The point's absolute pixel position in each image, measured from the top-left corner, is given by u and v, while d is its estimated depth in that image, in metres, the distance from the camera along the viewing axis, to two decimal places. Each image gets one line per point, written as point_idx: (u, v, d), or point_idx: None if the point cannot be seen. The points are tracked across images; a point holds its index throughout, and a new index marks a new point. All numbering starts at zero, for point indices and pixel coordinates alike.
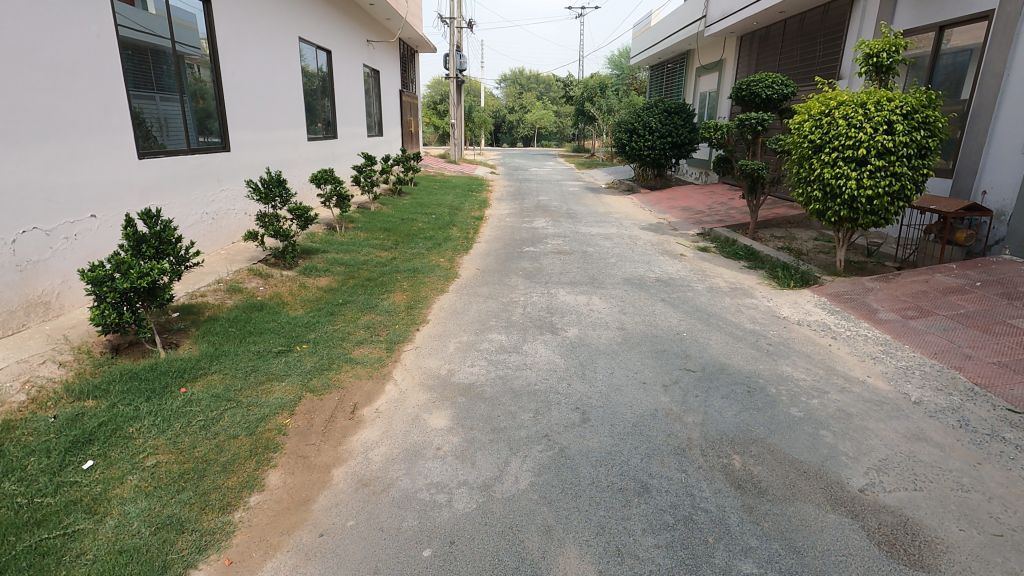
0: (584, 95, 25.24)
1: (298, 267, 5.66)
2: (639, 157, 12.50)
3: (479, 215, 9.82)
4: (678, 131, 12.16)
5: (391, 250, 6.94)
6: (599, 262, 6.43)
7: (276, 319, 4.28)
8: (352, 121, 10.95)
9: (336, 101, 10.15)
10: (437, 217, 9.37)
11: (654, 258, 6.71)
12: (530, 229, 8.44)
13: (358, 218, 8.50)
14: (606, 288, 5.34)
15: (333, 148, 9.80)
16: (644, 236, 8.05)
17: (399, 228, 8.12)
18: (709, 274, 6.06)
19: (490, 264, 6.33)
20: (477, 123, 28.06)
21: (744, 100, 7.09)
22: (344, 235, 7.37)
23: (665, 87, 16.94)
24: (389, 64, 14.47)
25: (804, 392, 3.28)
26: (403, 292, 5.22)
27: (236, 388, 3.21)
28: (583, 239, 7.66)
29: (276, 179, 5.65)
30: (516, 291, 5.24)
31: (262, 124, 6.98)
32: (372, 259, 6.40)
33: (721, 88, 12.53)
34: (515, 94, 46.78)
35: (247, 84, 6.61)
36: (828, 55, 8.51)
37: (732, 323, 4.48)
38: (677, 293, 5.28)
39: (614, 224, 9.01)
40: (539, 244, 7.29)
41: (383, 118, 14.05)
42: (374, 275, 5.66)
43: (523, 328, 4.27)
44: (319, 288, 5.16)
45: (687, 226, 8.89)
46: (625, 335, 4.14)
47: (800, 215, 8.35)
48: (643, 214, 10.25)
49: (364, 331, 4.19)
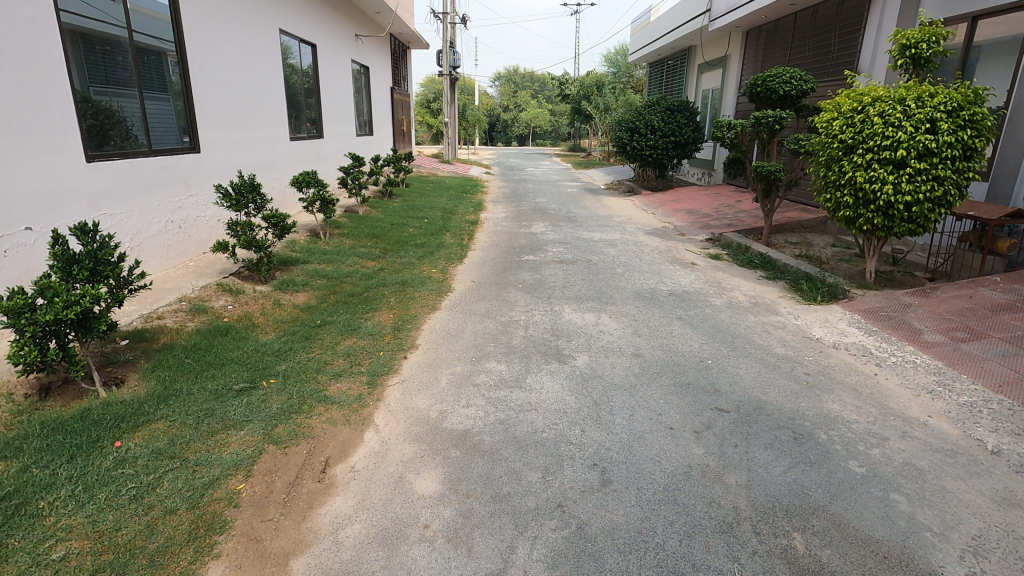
0: (580, 93, 24.70)
1: (273, 281, 5.12)
2: (640, 157, 11.99)
3: (474, 219, 9.28)
4: (681, 130, 11.66)
5: (379, 259, 6.39)
6: (606, 272, 5.92)
7: (241, 346, 3.73)
8: (339, 120, 10.37)
9: (322, 99, 9.58)
10: (429, 221, 8.82)
11: (663, 268, 6.21)
12: (529, 235, 7.91)
13: (345, 223, 7.95)
14: (615, 304, 4.83)
15: (319, 148, 9.24)
16: (650, 242, 7.54)
17: (388, 234, 7.57)
18: (725, 286, 5.55)
19: (486, 275, 5.80)
20: (471, 122, 27.49)
21: (759, 97, 6.60)
22: (328, 243, 6.82)
23: (665, 84, 16.44)
24: (379, 60, 13.88)
25: (860, 440, 2.77)
26: (391, 309, 4.69)
27: (184, 440, 2.66)
28: (586, 246, 7.14)
29: (250, 183, 5.10)
30: (517, 309, 4.71)
31: (237, 123, 6.41)
32: (357, 270, 5.85)
33: (726, 85, 12.05)
34: (509, 93, 46.19)
35: (219, 79, 6.05)
36: (844, 49, 8.02)
37: (761, 347, 3.98)
38: (694, 309, 4.77)
39: (617, 229, 8.49)
40: (540, 252, 6.76)
41: (373, 116, 13.46)
42: (358, 290, 5.12)
43: (525, 355, 3.74)
44: (296, 306, 4.61)
45: (695, 231, 8.39)
46: (642, 363, 3.63)
47: (815, 219, 7.88)
48: (646, 217, 9.75)
49: (343, 361, 3.65)
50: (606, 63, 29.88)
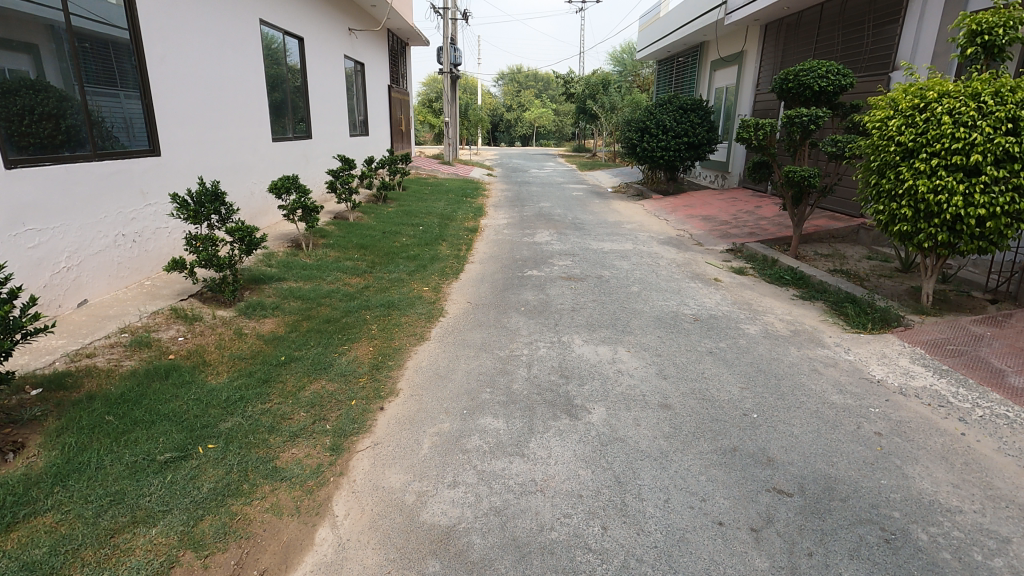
0: (585, 92, 23.98)
1: (239, 304, 4.46)
2: (650, 159, 11.30)
3: (473, 226, 8.60)
4: (695, 130, 10.95)
5: (365, 274, 5.71)
6: (621, 291, 5.24)
7: (182, 394, 3.06)
8: (330, 119, 9.71)
9: (312, 97, 8.92)
10: (424, 229, 8.15)
11: (684, 285, 5.53)
12: (533, 245, 7.22)
13: (332, 232, 7.29)
14: (634, 333, 4.15)
15: (307, 150, 8.58)
16: (666, 254, 6.85)
17: (378, 245, 6.90)
18: (757, 308, 4.86)
19: (484, 295, 5.12)
20: (473, 122, 26.80)
21: (791, 93, 5.92)
22: (310, 256, 6.16)
23: (675, 82, 15.72)
24: (376, 56, 13.22)
25: (975, 545, 2.08)
26: (372, 340, 4.01)
27: (71, 546, 1.99)
28: (597, 259, 6.46)
29: (212, 191, 4.44)
30: (518, 340, 4.03)
31: (206, 123, 5.74)
32: (339, 288, 5.19)
33: (742, 83, 11.35)
34: (512, 92, 45.47)
35: (186, 73, 5.39)
36: (879, 42, 7.31)
37: (813, 393, 3.29)
38: (727, 340, 4.08)
39: (628, 237, 7.80)
40: (545, 265, 6.10)
41: (369, 116, 12.79)
42: (335, 315, 4.44)
43: (529, 406, 3.06)
44: (260, 336, 3.94)
45: (713, 240, 7.69)
46: (672, 418, 2.94)
47: (846, 229, 7.18)
48: (659, 224, 9.05)
49: (306, 414, 2.98)
50: (612, 62, 29.13)
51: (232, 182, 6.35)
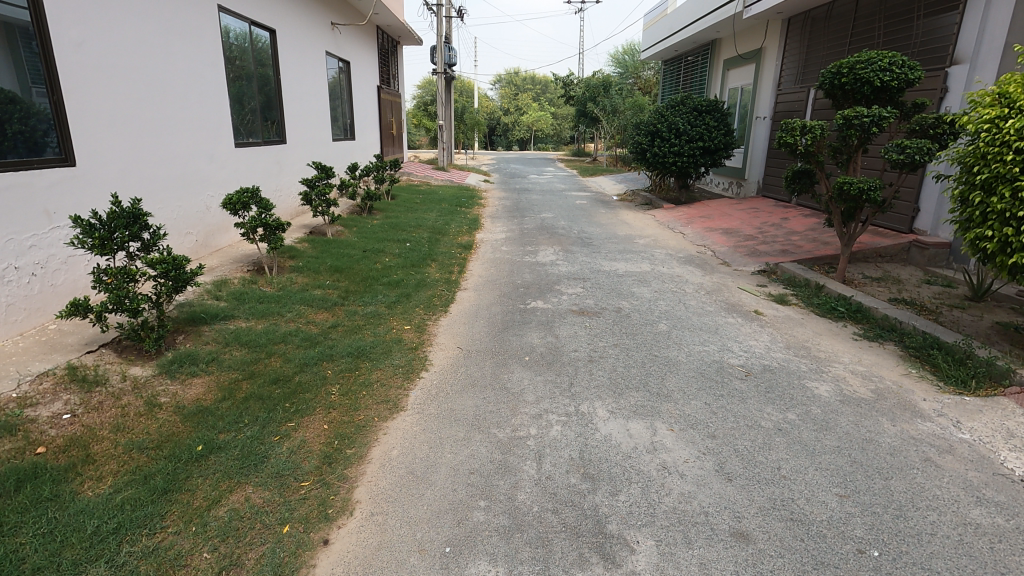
0: (586, 95, 23.10)
1: (164, 357, 3.47)
2: (662, 165, 10.35)
3: (467, 243, 7.63)
4: (711, 133, 10.01)
5: (335, 307, 4.73)
6: (646, 330, 4.29)
7: (29, 522, 2.07)
8: (308, 122, 8.73)
9: (286, 97, 7.96)
10: (411, 246, 7.17)
11: (721, 322, 4.57)
12: (535, 266, 6.25)
13: (303, 252, 6.32)
14: (673, 397, 3.19)
15: (279, 157, 7.61)
16: (691, 278, 5.90)
17: (355, 267, 5.93)
18: (819, 356, 3.90)
19: (478, 337, 4.14)
20: (469, 125, 25.82)
21: (845, 90, 4.98)
22: (272, 283, 5.18)
23: (683, 82, 14.82)
24: (363, 54, 12.28)
25: None
26: (329, 411, 3.03)
27: None
28: (612, 284, 5.51)
29: (130, 212, 3.46)
30: (522, 408, 3.05)
31: (142, 127, 4.76)
32: (298, 328, 4.21)
33: (762, 82, 10.43)
34: (510, 96, 44.58)
35: (116, 64, 4.42)
36: (932, 33, 6.39)
37: (942, 505, 2.32)
38: (796, 408, 3.12)
39: (644, 256, 6.84)
40: (552, 294, 5.14)
41: (355, 118, 11.82)
42: (287, 371, 3.45)
43: (541, 539, 2.09)
44: (179, 409, 2.95)
45: (741, 260, 6.74)
46: (757, 564, 1.97)
47: (895, 246, 6.23)
48: (676, 239, 8.11)
49: (210, 557, 1.99)
50: (612, 63, 28.24)
51: (180, 196, 5.37)
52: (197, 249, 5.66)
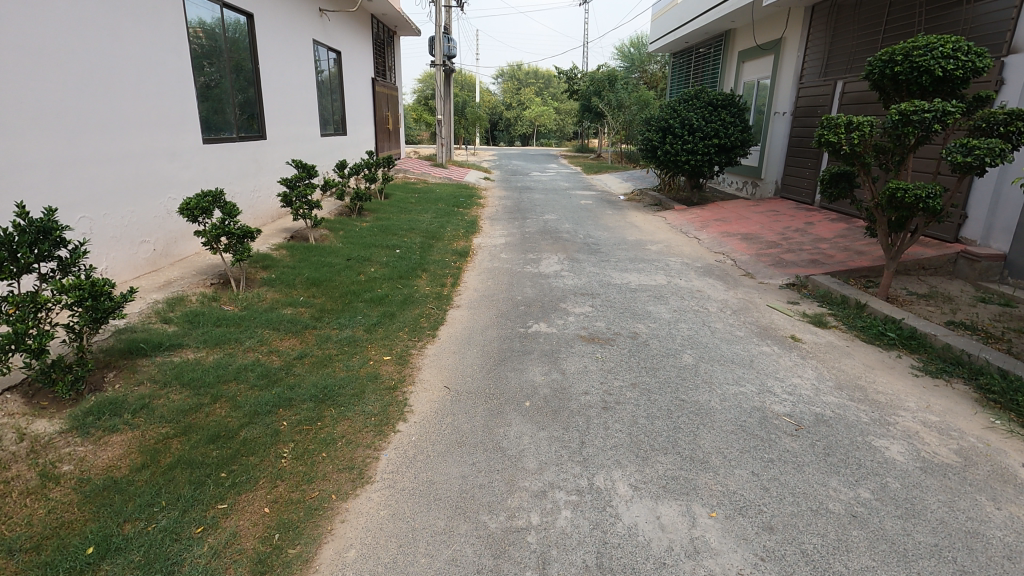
0: (591, 89, 22.40)
1: (81, 406, 2.82)
2: (673, 163, 9.67)
3: (463, 249, 6.97)
4: (727, 129, 9.31)
5: (305, 331, 4.08)
6: (669, 364, 3.63)
7: None
8: (291, 115, 8.06)
9: (266, 89, 7.29)
10: (401, 254, 6.51)
11: (756, 352, 3.91)
12: (538, 279, 5.59)
13: (279, 262, 5.66)
14: (710, 465, 2.53)
15: (256, 154, 6.94)
16: (713, 293, 5.23)
17: (336, 280, 5.28)
18: (879, 401, 3.24)
19: (470, 372, 3.49)
20: (470, 120, 25.10)
21: (898, 82, 4.29)
22: (237, 301, 4.52)
23: (694, 75, 14.12)
24: (355, 45, 11.60)
25: None
26: (275, 485, 2.37)
27: None
28: (627, 303, 4.85)
29: (39, 226, 2.81)
30: (521, 482, 2.40)
31: (79, 121, 4.12)
32: (257, 360, 3.56)
33: (782, 75, 9.76)
34: (512, 90, 43.79)
35: (40, 46, 3.76)
36: (983, 20, 5.71)
37: None
38: (868, 481, 2.46)
39: (659, 266, 6.17)
40: (558, 315, 4.48)
41: (347, 112, 11.13)
42: (231, 424, 2.80)
43: None
44: (79, 485, 2.30)
45: (767, 271, 6.07)
46: None
47: (940, 258, 5.57)
48: (691, 246, 7.44)
49: None
50: (618, 56, 27.43)
51: (133, 200, 4.72)
52: (156, 259, 5.01)
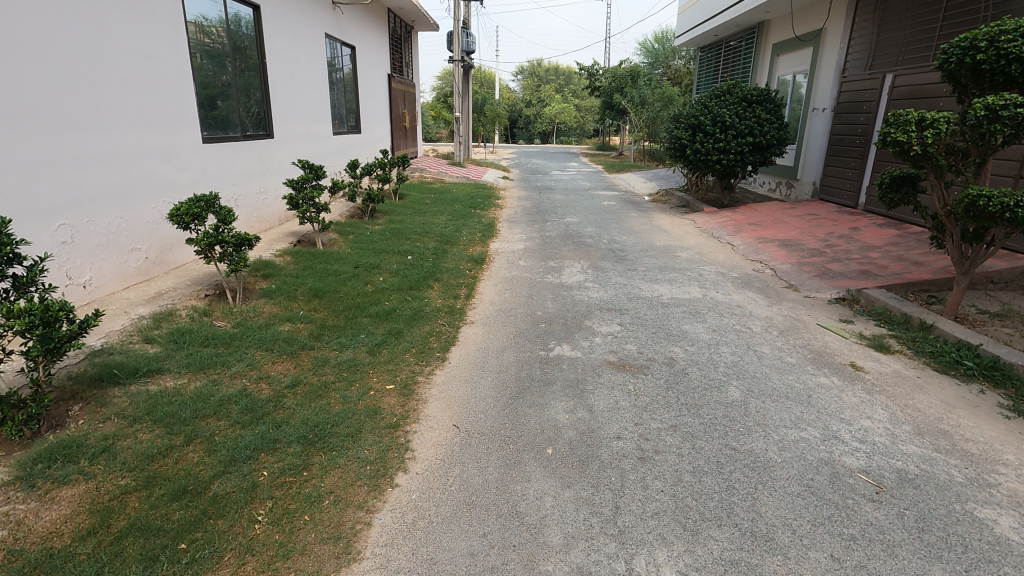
0: (613, 85, 21.78)
1: (34, 449, 2.45)
2: (704, 163, 9.10)
3: (479, 255, 6.53)
4: (762, 126, 8.71)
5: (302, 353, 3.68)
6: (713, 399, 3.14)
7: None
8: (301, 112, 7.69)
9: (273, 84, 6.92)
10: (414, 260, 6.10)
11: (813, 383, 3.40)
12: (560, 291, 5.13)
13: (283, 270, 5.29)
14: (777, 544, 2.05)
15: (262, 154, 6.58)
16: (756, 310, 4.70)
17: (341, 292, 4.88)
18: (971, 452, 2.71)
19: (483, 407, 3.04)
20: (490, 118, 24.67)
21: (980, 72, 3.72)
22: (231, 316, 4.14)
23: (723, 69, 13.47)
24: (370, 39, 11.20)
25: None
26: (243, 563, 1.95)
27: None
28: (660, 321, 4.36)
29: None
30: (542, 565, 1.94)
31: (60, 120, 3.76)
32: (245, 389, 3.16)
33: (822, 69, 9.13)
34: (532, 87, 43.26)
35: (8, 34, 3.35)
36: None
37: None
38: (982, 573, 1.95)
39: (691, 277, 5.66)
40: (583, 336, 4.01)
41: (361, 109, 10.77)
42: (202, 474, 2.39)
43: None
44: (9, 560, 1.90)
45: (812, 283, 5.51)
46: None
47: (1013, 271, 4.96)
48: (725, 254, 6.89)
49: None
50: (640, 51, 26.68)
51: (122, 204, 4.36)
52: (149, 268, 4.66)
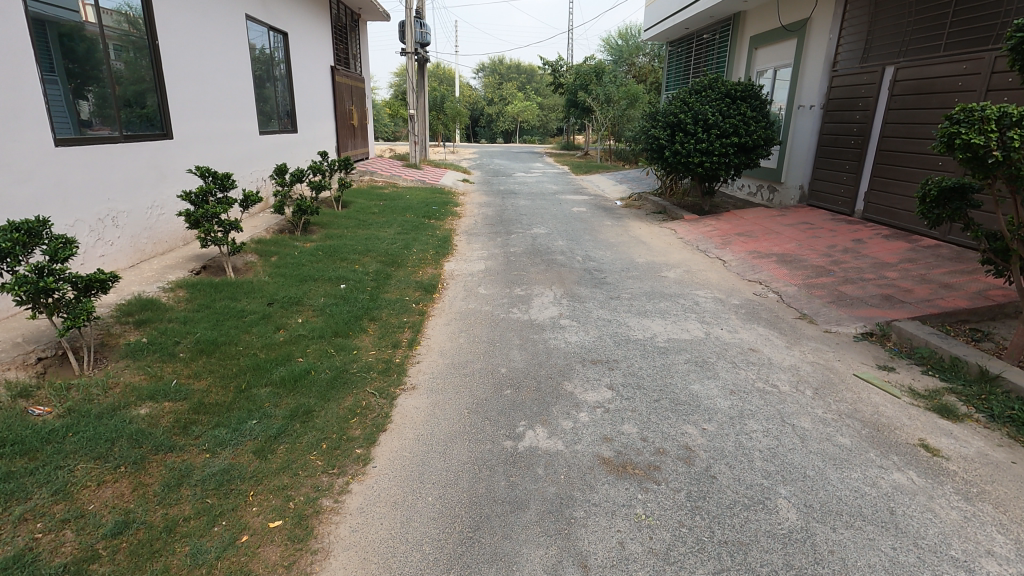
0: (578, 82, 20.96)
1: None
2: (684, 165, 8.17)
3: (430, 280, 5.40)
4: (748, 125, 7.84)
5: (150, 462, 2.47)
6: (762, 531, 2.10)
7: None
8: (213, 107, 6.39)
9: (172, 73, 5.61)
10: (347, 289, 4.93)
11: (888, 487, 2.41)
12: (527, 333, 4.05)
13: (167, 313, 4.03)
14: None
15: (154, 159, 5.27)
16: (775, 358, 3.73)
17: (241, 344, 3.68)
18: None
19: (416, 568, 1.93)
20: (449, 116, 23.45)
21: None
22: (64, 396, 2.89)
23: (695, 65, 12.69)
24: (307, 25, 9.85)
25: None
26: None
27: None
28: (661, 381, 3.34)
29: None
30: None
31: None
32: (26, 549, 1.95)
33: (807, 62, 8.38)
34: (494, 84, 42.17)
35: None
36: None
37: None
38: None
39: (687, 309, 4.67)
40: (563, 412, 2.94)
41: (298, 105, 9.47)
42: None
43: None
44: None
45: (829, 313, 4.61)
46: None
47: None
48: (717, 272, 5.95)
49: None
50: (604, 47, 25.92)
51: None
52: None
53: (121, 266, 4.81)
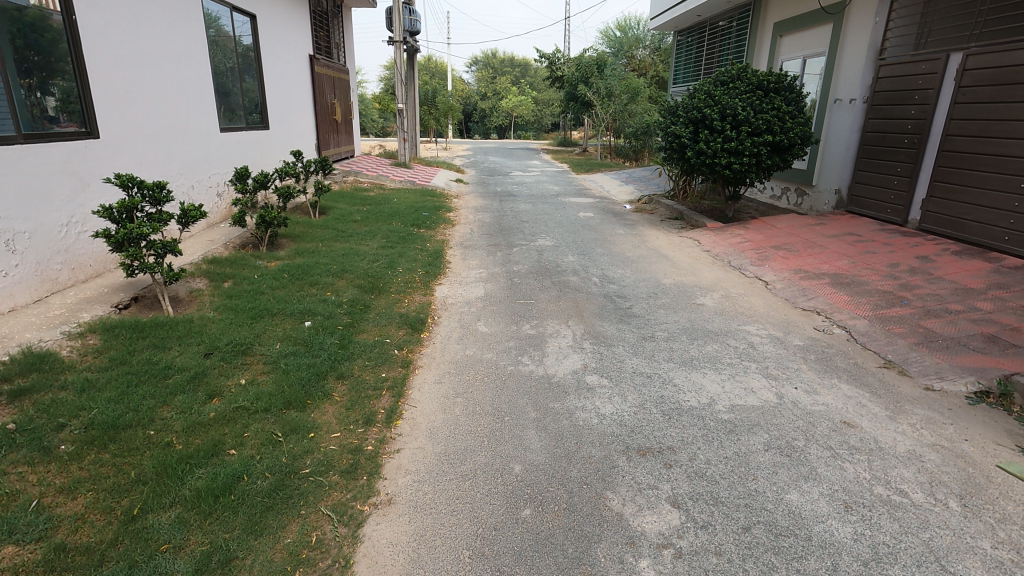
0: (577, 75, 19.26)
1: None
2: (708, 166, 7.18)
3: (418, 313, 4.38)
4: (782, 121, 6.86)
5: None
6: None
7: None
8: (157, 99, 5.34)
9: (100, 57, 4.55)
10: (311, 328, 3.91)
11: None
12: (545, 399, 3.05)
13: (60, 374, 3.00)
14: None
15: (72, 165, 4.22)
16: (882, 440, 2.74)
17: (152, 427, 2.66)
18: None
19: None
20: (441, 111, 22.35)
21: None
22: None
23: (710, 54, 11.67)
24: (280, 8, 8.74)
25: None
26: None
27: None
28: (741, 487, 2.35)
29: None
30: None
31: None
32: None
33: (844, 49, 7.41)
34: (488, 78, 41.02)
35: None
36: None
37: None
38: None
39: (742, 356, 3.68)
40: (612, 560, 1.94)
41: (270, 98, 8.39)
42: None
43: None
44: None
45: (922, 361, 3.64)
46: None
47: None
48: (762, 298, 4.97)
49: None
50: (602, 38, 24.80)
51: None
52: None
53: (21, 302, 3.77)
